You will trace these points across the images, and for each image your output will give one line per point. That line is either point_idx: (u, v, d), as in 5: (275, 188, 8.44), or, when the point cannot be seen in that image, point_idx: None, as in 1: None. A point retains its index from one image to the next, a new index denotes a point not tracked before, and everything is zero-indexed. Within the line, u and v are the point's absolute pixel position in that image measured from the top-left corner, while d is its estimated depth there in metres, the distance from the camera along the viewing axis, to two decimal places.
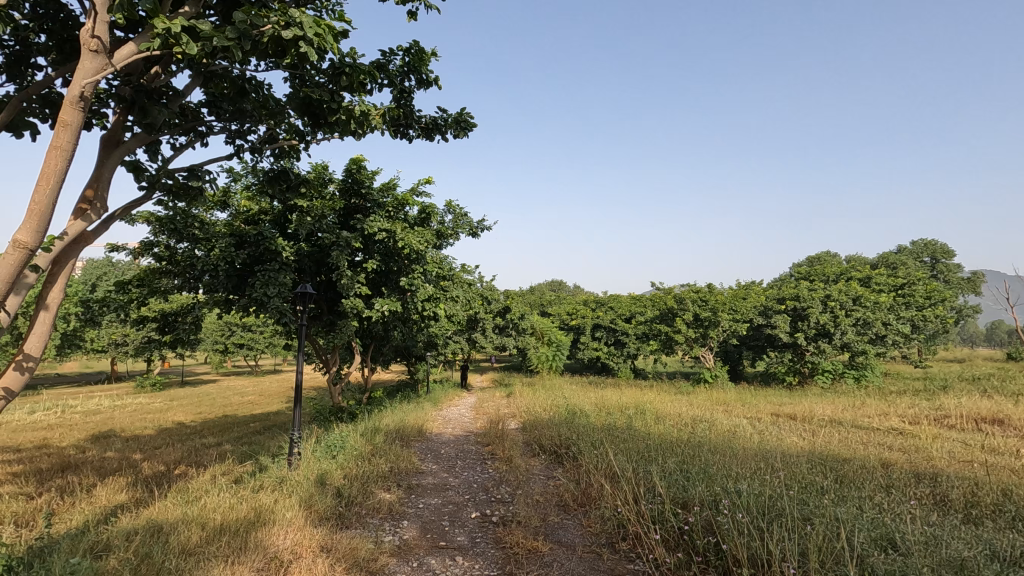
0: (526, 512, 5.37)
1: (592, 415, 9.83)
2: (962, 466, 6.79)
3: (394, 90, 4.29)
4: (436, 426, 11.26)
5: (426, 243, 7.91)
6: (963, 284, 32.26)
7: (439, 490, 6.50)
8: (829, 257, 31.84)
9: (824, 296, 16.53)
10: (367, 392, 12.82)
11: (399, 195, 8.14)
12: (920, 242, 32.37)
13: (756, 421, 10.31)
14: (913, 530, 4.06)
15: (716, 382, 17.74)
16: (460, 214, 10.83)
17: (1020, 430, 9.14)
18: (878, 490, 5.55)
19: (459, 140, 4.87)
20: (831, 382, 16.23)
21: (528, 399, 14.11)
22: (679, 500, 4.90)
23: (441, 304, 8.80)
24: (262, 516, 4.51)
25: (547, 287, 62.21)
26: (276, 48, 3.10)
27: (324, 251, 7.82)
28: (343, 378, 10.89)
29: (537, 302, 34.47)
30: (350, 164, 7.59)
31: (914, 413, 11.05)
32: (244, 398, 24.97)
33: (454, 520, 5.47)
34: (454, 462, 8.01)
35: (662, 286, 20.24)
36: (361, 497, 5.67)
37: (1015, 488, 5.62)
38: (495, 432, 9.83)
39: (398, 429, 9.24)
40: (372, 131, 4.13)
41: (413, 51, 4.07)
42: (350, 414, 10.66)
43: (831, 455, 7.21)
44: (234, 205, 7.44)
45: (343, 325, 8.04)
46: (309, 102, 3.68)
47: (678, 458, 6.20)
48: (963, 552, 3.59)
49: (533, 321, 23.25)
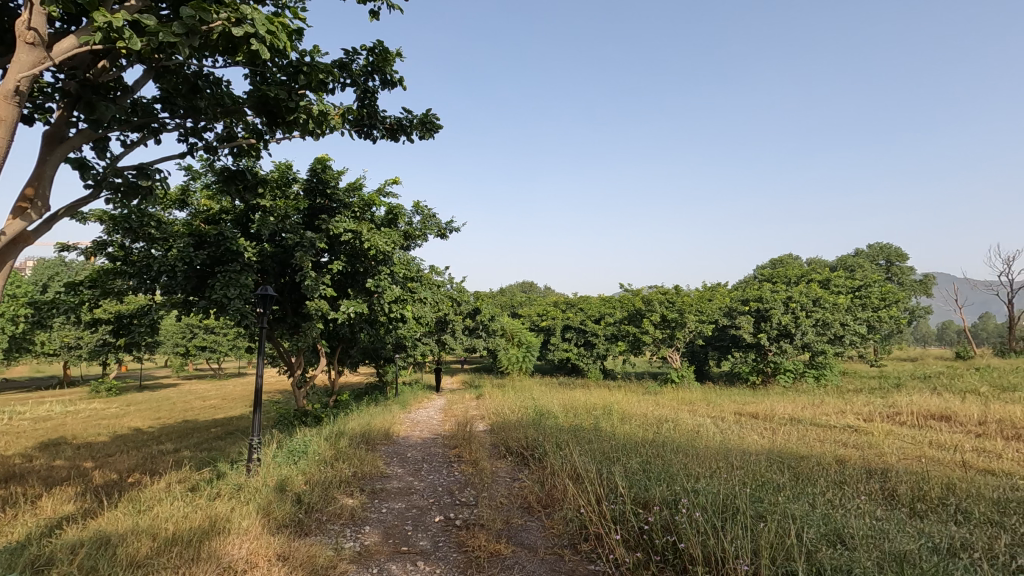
0: (489, 515, 5.36)
1: (559, 416, 9.89)
2: (911, 461, 7.07)
3: (357, 90, 4.23)
4: (403, 429, 11.14)
5: (392, 244, 7.84)
6: (916, 285, 33.66)
7: (404, 494, 6.43)
8: (791, 259, 32.74)
9: (786, 297, 16.99)
10: (334, 395, 12.60)
11: (366, 196, 8.04)
12: (876, 245, 33.56)
13: (719, 420, 10.53)
14: (861, 525, 4.21)
15: (682, 382, 18.03)
16: (429, 215, 10.76)
17: (966, 426, 9.56)
18: (831, 486, 5.74)
19: (425, 141, 4.84)
20: (792, 381, 16.69)
21: (497, 401, 14.08)
22: (640, 499, 4.97)
23: (409, 306, 8.72)
24: (217, 524, 4.39)
25: (518, 288, 62.29)
26: (228, 44, 3.02)
27: (288, 252, 7.66)
28: (308, 381, 10.68)
29: (508, 303, 34.53)
30: (315, 164, 7.47)
31: (869, 410, 11.46)
32: (205, 402, 24.25)
33: (418, 524, 5.43)
34: (420, 465, 7.95)
35: (630, 288, 20.52)
36: (322, 503, 5.57)
37: (958, 483, 5.88)
38: (462, 434, 9.78)
39: (363, 432, 9.11)
40: (334, 131, 4.06)
41: (376, 51, 4.01)
42: (314, 418, 10.46)
43: (789, 452, 7.42)
44: (194, 204, 7.23)
45: (307, 328, 7.88)
46: (267, 100, 3.57)
47: (641, 458, 6.29)
48: (906, 545, 3.74)
49: (503, 323, 23.23)
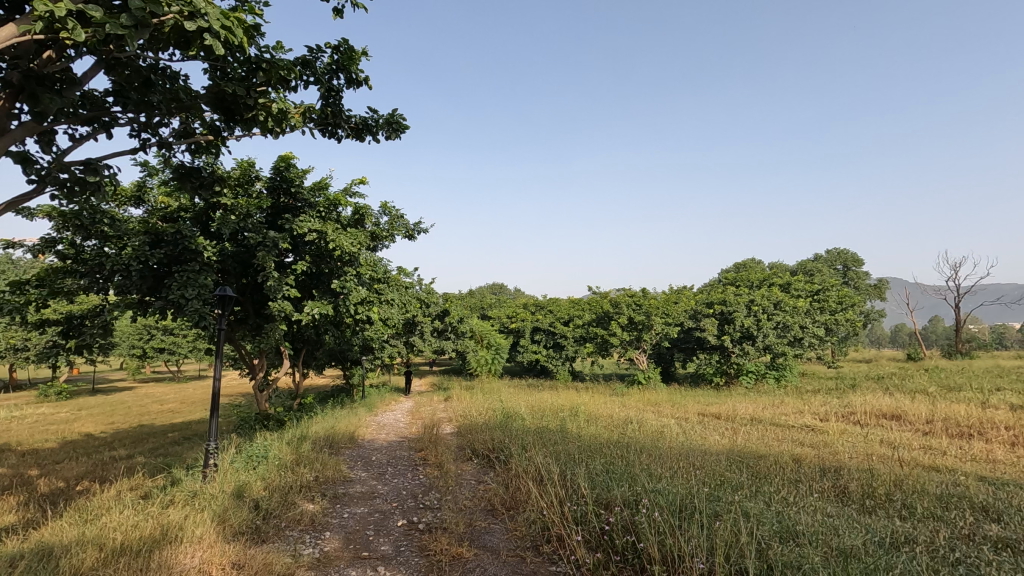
0: (453, 518, 5.34)
1: (526, 418, 9.91)
2: (862, 459, 7.34)
3: (320, 88, 4.15)
4: (369, 432, 10.98)
5: (359, 245, 7.73)
6: (871, 290, 35.06)
7: (367, 498, 6.34)
8: (754, 263, 33.62)
9: (749, 301, 17.45)
10: (298, 399, 12.34)
11: (331, 195, 7.91)
12: (834, 251, 34.76)
13: (683, 421, 10.72)
14: (813, 522, 4.35)
15: (648, 383, 18.27)
16: (397, 216, 10.66)
17: (914, 425, 9.99)
18: (786, 484, 5.92)
19: (391, 141, 4.79)
20: (754, 382, 17.13)
21: (465, 403, 14.02)
22: (602, 500, 5.02)
23: (376, 308, 8.59)
24: (168, 533, 4.23)
25: (488, 291, 62.17)
26: (182, 37, 2.92)
27: (250, 252, 7.47)
28: (270, 384, 10.42)
29: (478, 305, 34.49)
30: (279, 162, 7.33)
31: (825, 410, 11.84)
32: (163, 406, 23.42)
33: (380, 528, 5.36)
34: (385, 469, 7.85)
35: (598, 290, 20.75)
36: (282, 508, 5.44)
37: (905, 479, 6.13)
38: (428, 437, 9.70)
39: (327, 436, 8.94)
40: (295, 129, 3.98)
41: (341, 49, 3.95)
42: (277, 422, 10.21)
43: (748, 451, 7.61)
44: (151, 201, 6.99)
45: (270, 330, 7.67)
46: (224, 97, 3.46)
47: (605, 459, 6.35)
48: (852, 540, 3.87)
49: (473, 325, 23.15)
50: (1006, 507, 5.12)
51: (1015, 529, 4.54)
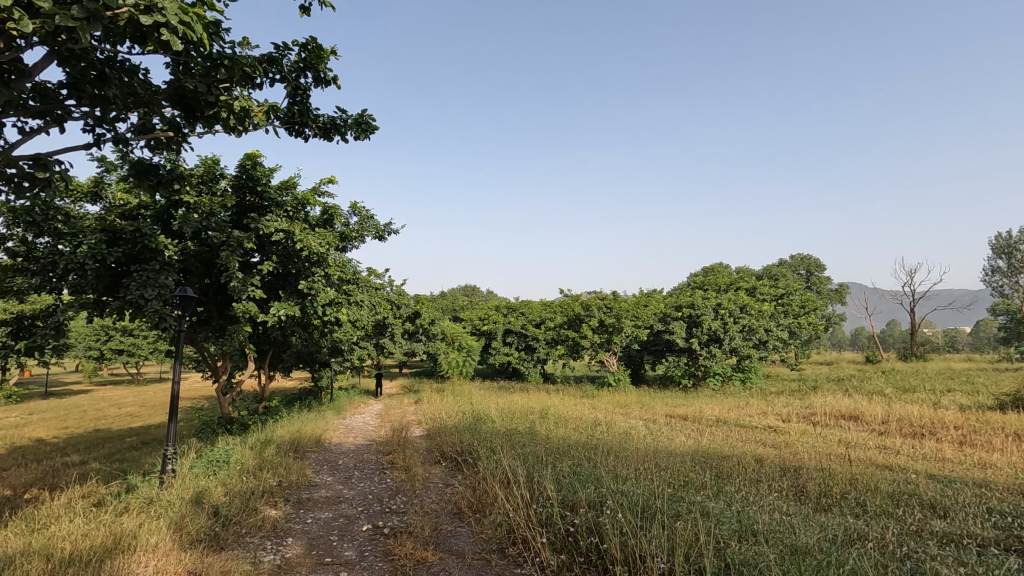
0: (418, 522, 5.31)
1: (495, 421, 9.90)
2: (821, 459, 7.57)
3: (287, 86, 4.08)
4: (336, 436, 10.83)
5: (327, 245, 7.63)
6: (832, 294, 36.20)
7: (332, 503, 6.24)
8: (721, 267, 34.31)
9: (716, 304, 17.86)
10: (263, 401, 12.05)
11: (299, 195, 7.78)
12: (798, 256, 35.76)
13: (651, 423, 10.88)
14: (771, 521, 4.47)
15: (618, 385, 18.45)
16: (366, 216, 10.55)
17: (870, 425, 10.38)
18: (747, 484, 6.08)
19: (360, 141, 4.74)
20: (721, 384, 17.46)
21: (435, 406, 13.90)
22: (567, 502, 5.06)
23: (345, 309, 8.47)
24: (121, 542, 4.09)
25: (460, 292, 61.88)
26: (139, 30, 2.83)
27: (214, 252, 7.28)
28: (234, 387, 10.18)
29: (450, 307, 34.33)
30: (245, 160, 7.17)
31: (788, 412, 12.16)
32: (121, 410, 22.56)
33: (344, 534, 5.28)
34: (351, 473, 7.75)
35: (570, 293, 20.90)
36: (243, 515, 5.31)
37: (860, 478, 6.35)
38: (397, 440, 9.62)
39: (292, 439, 8.77)
40: (259, 127, 3.89)
41: (309, 47, 3.89)
42: (240, 425, 9.98)
43: (712, 452, 7.78)
44: (109, 197, 6.75)
45: (234, 332, 7.48)
46: (185, 93, 3.37)
47: (572, 462, 6.39)
48: (807, 538, 4.01)
49: (444, 326, 22.97)
50: (952, 504, 5.34)
51: (959, 524, 4.76)
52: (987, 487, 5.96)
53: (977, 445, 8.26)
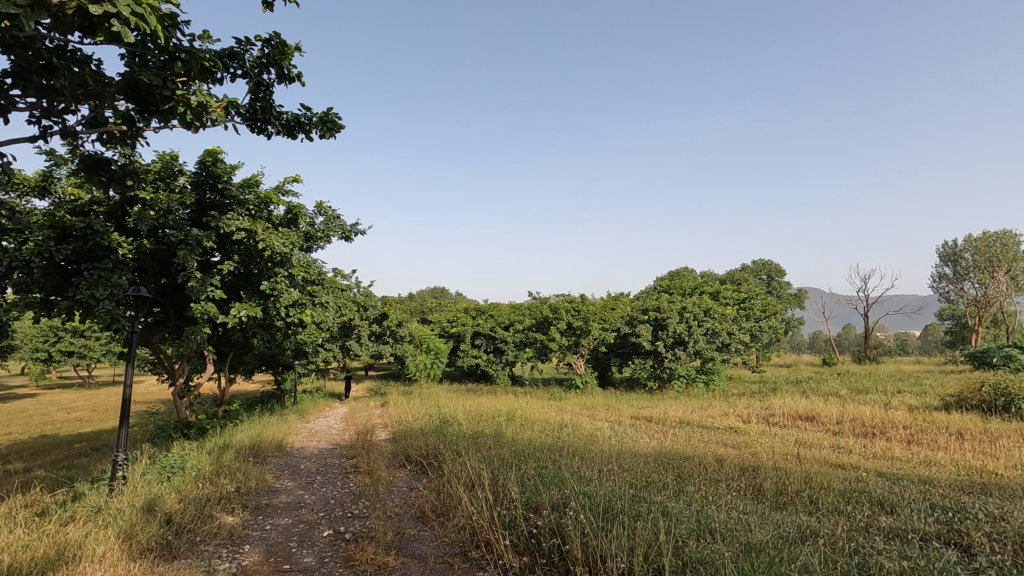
0: (381, 527, 5.24)
1: (462, 423, 9.87)
2: (777, 458, 7.81)
3: (249, 82, 3.98)
4: (299, 440, 10.60)
5: (291, 245, 7.46)
6: (792, 299, 37.37)
7: (292, 509, 6.10)
8: (686, 271, 34.93)
9: (681, 308, 18.22)
10: (222, 405, 11.70)
11: (261, 193, 7.59)
12: (760, 261, 36.75)
13: (616, 424, 11.03)
14: (728, 520, 4.57)
15: (586, 388, 18.60)
16: (332, 216, 10.37)
17: (825, 425, 10.75)
18: (707, 483, 6.22)
19: (325, 140, 4.67)
20: (685, 386, 17.79)
21: (401, 408, 13.74)
22: (531, 504, 5.08)
23: (308, 311, 8.29)
24: (64, 553, 3.90)
25: (429, 294, 61.45)
26: (88, 20, 2.71)
27: (172, 251, 7.04)
28: (192, 390, 9.86)
29: (418, 309, 34.09)
30: (205, 156, 6.98)
31: (748, 413, 12.51)
32: (69, 414, 21.54)
33: (304, 540, 5.17)
34: (313, 478, 7.59)
35: (538, 296, 21.01)
36: (197, 522, 5.14)
37: (814, 476, 6.58)
38: (361, 443, 9.48)
39: (252, 444, 8.54)
40: (217, 123, 3.77)
41: (273, 43, 3.81)
42: (197, 429, 9.67)
43: (675, 453, 7.94)
44: (58, 192, 6.45)
45: (192, 333, 7.22)
46: (139, 86, 3.25)
47: (537, 464, 6.41)
48: (762, 536, 4.11)
49: (412, 328, 22.72)
50: (898, 500, 5.57)
51: (905, 520, 4.97)
52: (930, 484, 6.25)
53: (923, 444, 8.66)
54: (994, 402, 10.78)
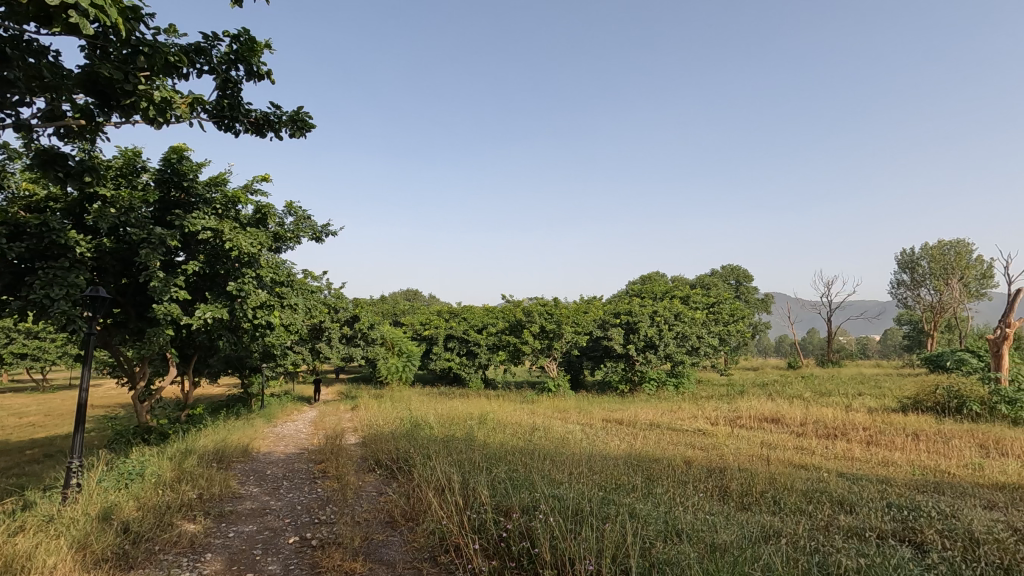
0: (348, 532, 5.16)
1: (434, 427, 9.80)
2: (743, 460, 7.98)
3: (216, 78, 3.88)
4: (265, 444, 10.37)
5: (259, 246, 7.30)
6: (759, 304, 38.31)
7: (257, 516, 5.96)
8: (657, 276, 35.46)
9: (652, 312, 18.49)
10: (185, 409, 11.36)
11: (229, 192, 7.41)
12: (728, 267, 37.54)
13: (588, 427, 11.12)
14: (694, 521, 4.64)
15: (558, 391, 18.69)
16: (303, 216, 10.21)
17: (790, 427, 11.04)
18: (675, 485, 6.32)
19: (295, 139, 4.59)
20: (655, 389, 18.04)
21: (371, 412, 13.57)
22: (501, 507, 5.07)
23: (276, 312, 8.12)
24: (11, 565, 3.73)
25: (402, 297, 60.89)
26: (43, 11, 2.63)
27: (134, 250, 6.81)
28: (154, 394, 9.55)
29: (390, 311, 33.75)
30: (170, 153, 6.79)
31: (716, 415, 12.76)
32: (21, 419, 20.59)
33: (268, 547, 5.06)
34: (280, 484, 7.43)
35: (512, 299, 21.05)
36: (156, 531, 4.98)
37: (777, 477, 6.76)
38: (330, 447, 9.32)
39: (217, 449, 8.32)
40: (182, 120, 3.66)
41: (242, 40, 3.73)
42: (158, 435, 9.37)
43: (645, 455, 8.04)
44: (11, 187, 6.18)
45: (154, 335, 6.99)
46: (99, 79, 3.15)
47: (508, 467, 6.41)
48: (726, 537, 4.19)
49: (384, 331, 22.46)
50: (857, 499, 5.76)
51: (863, 518, 5.12)
52: (887, 484, 6.47)
53: (881, 445, 8.97)
54: (947, 404, 11.24)
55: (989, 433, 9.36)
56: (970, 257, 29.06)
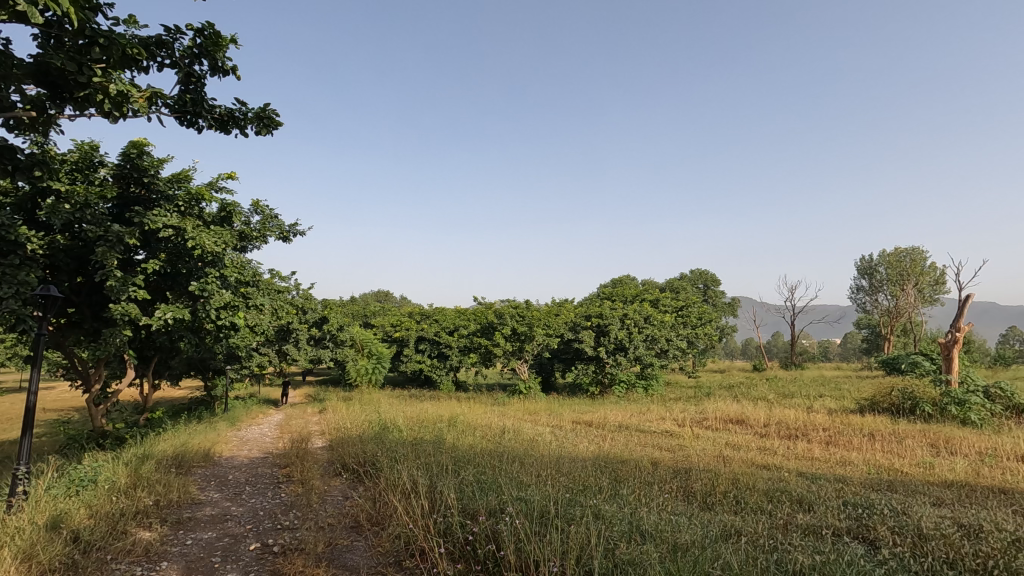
0: (312, 538, 5.07)
1: (402, 430, 9.70)
2: (707, 460, 8.16)
3: (179, 72, 3.78)
4: (228, 449, 10.10)
5: (223, 245, 7.11)
6: (726, 308, 39.15)
7: (217, 522, 5.80)
8: (628, 280, 35.93)
9: (622, 314, 18.71)
10: (144, 413, 10.98)
11: (193, 188, 7.21)
12: (696, 271, 38.25)
13: (557, 429, 11.21)
14: (658, 521, 4.72)
15: (529, 393, 18.73)
16: (270, 216, 10.01)
17: (753, 428, 11.32)
18: (641, 486, 6.41)
19: (260, 137, 4.50)
20: (625, 391, 18.26)
21: (339, 415, 13.35)
22: (468, 510, 5.05)
23: (241, 313, 7.92)
24: None
25: (372, 299, 60.13)
26: None
27: (90, 247, 6.55)
28: (110, 397, 9.21)
29: (360, 312, 33.31)
30: (129, 147, 6.57)
31: (683, 416, 12.99)
32: None
33: (228, 554, 4.93)
34: (241, 489, 7.24)
35: (483, 301, 21.03)
36: (108, 540, 4.80)
37: (739, 477, 6.92)
38: (296, 451, 9.13)
39: (177, 454, 8.07)
40: (140, 114, 3.54)
41: (206, 34, 3.65)
42: (114, 439, 9.03)
43: (613, 456, 8.14)
44: None
45: (110, 335, 6.73)
46: (50, 70, 3.04)
47: (476, 470, 6.39)
48: (688, 536, 4.27)
49: (354, 332, 22.13)
50: (815, 498, 5.94)
51: (820, 516, 5.28)
52: (844, 482, 6.69)
53: (840, 445, 9.27)
54: (902, 406, 11.68)
55: (939, 433, 9.77)
56: (925, 264, 30.28)
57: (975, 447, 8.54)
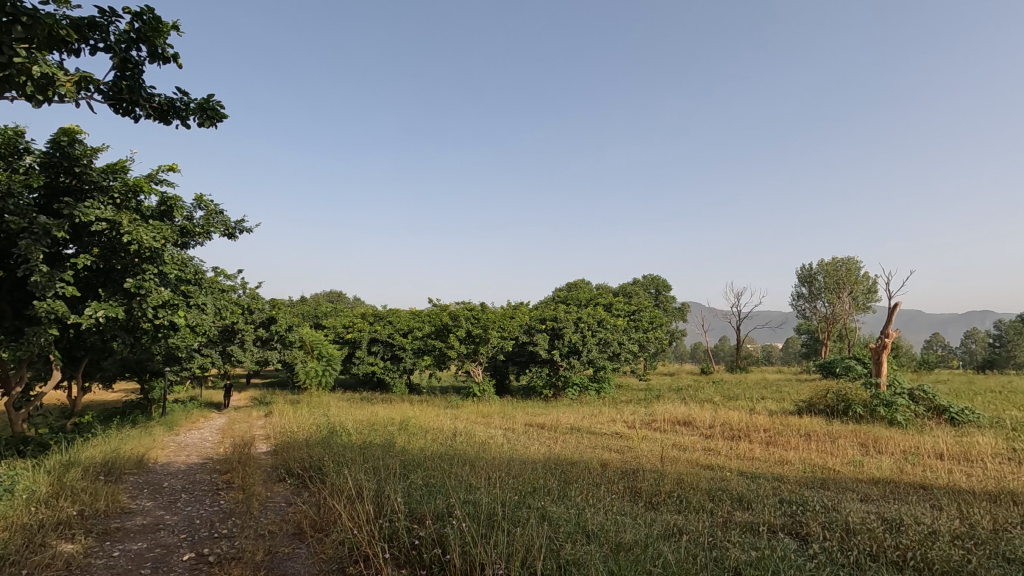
0: (250, 547, 4.88)
1: (351, 433, 9.50)
2: (654, 461, 8.37)
3: (115, 58, 3.58)
4: (164, 455, 9.59)
5: (162, 240, 6.76)
6: (676, 312, 40.25)
7: (148, 532, 5.50)
8: (583, 283, 36.41)
9: (577, 318, 18.95)
10: (71, 417, 10.30)
11: (130, 180, 6.82)
12: (649, 276, 39.11)
13: (509, 431, 11.23)
14: (603, 521, 4.79)
15: (483, 396, 18.68)
16: (214, 211, 9.61)
17: (699, 430, 11.69)
18: (589, 487, 6.49)
19: (203, 129, 4.32)
20: (578, 393, 18.51)
21: (285, 419, 12.94)
22: (415, 515, 4.99)
23: (181, 312, 7.53)
24: None
25: (324, 298, 58.52)
26: None
27: (12, 239, 6.10)
28: (33, 400, 8.60)
29: (311, 313, 32.37)
30: (60, 134, 6.16)
31: (633, 419, 13.27)
32: None
33: (159, 565, 4.68)
34: (177, 496, 6.90)
35: (438, 303, 20.84)
36: (24, 553, 4.47)
37: (683, 476, 7.12)
38: (237, 457, 8.77)
39: (107, 462, 7.60)
40: (67, 100, 3.32)
41: (145, 19, 3.47)
42: (37, 446, 8.41)
43: (563, 458, 8.23)
44: None
45: (33, 335, 6.26)
46: None
47: (425, 473, 6.32)
48: (630, 535, 4.36)
49: (303, 333, 21.47)
50: (753, 496, 6.19)
51: (757, 514, 5.49)
52: (781, 481, 7.01)
53: (779, 445, 9.70)
54: (835, 408, 12.31)
55: (868, 433, 10.37)
56: (858, 273, 32.06)
57: (899, 446, 9.09)
